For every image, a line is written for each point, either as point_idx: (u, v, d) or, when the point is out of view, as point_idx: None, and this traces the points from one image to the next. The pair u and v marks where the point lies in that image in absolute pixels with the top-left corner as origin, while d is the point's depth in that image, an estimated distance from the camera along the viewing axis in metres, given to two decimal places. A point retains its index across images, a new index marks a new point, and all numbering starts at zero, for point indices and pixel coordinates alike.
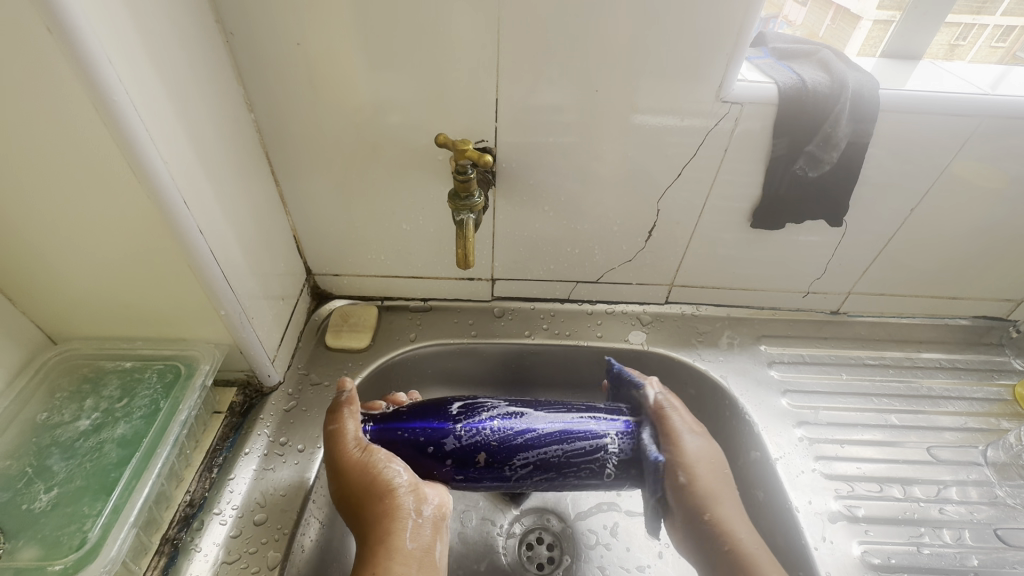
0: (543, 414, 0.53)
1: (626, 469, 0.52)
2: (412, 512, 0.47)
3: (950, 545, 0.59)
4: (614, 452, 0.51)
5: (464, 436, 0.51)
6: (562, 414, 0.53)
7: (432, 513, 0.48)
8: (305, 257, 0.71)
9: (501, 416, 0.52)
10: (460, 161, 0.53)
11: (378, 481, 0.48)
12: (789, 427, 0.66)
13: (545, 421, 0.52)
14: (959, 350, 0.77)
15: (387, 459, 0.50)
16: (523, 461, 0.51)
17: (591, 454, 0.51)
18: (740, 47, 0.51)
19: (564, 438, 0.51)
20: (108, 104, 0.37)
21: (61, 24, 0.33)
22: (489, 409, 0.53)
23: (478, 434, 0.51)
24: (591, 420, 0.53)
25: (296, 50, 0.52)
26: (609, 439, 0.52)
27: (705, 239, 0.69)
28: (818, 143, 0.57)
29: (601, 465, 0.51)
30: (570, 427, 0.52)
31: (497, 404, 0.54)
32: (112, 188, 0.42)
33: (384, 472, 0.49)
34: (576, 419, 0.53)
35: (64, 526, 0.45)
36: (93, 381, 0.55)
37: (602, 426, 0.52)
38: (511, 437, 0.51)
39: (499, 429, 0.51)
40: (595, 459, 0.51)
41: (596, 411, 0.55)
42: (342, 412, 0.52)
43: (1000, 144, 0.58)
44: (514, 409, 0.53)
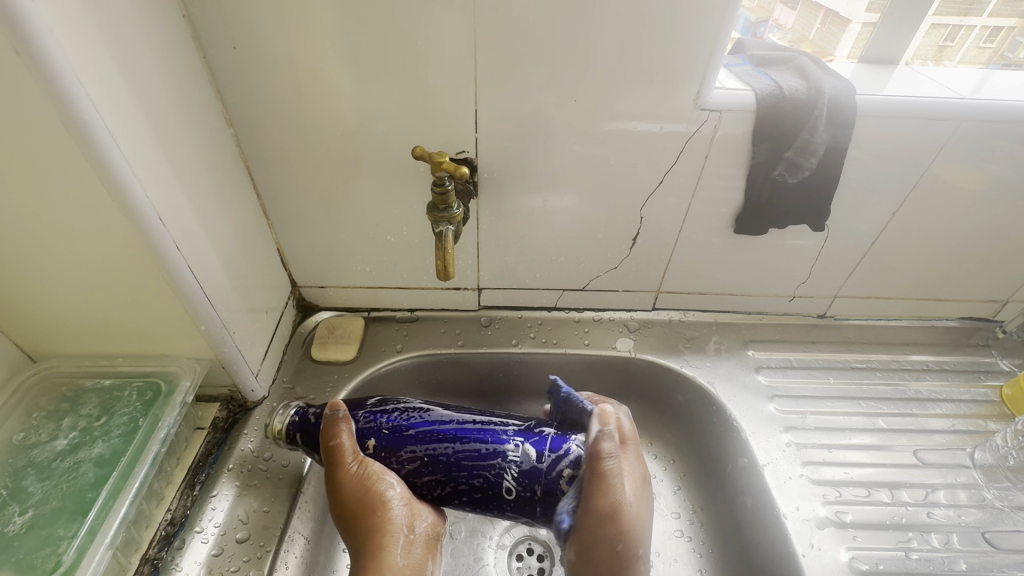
0: (463, 416, 0.53)
1: (520, 482, 0.49)
2: (403, 528, 0.47)
3: (938, 549, 0.59)
4: (510, 460, 0.49)
5: (362, 420, 0.52)
6: (465, 416, 0.52)
7: (422, 530, 0.48)
8: (289, 271, 0.71)
9: (405, 410, 0.53)
10: (437, 173, 0.53)
11: (372, 495, 0.48)
12: (777, 432, 0.66)
13: (444, 418, 0.52)
14: (947, 352, 0.77)
15: (382, 473, 0.49)
16: (411, 454, 0.50)
17: (483, 459, 0.49)
18: (717, 54, 0.52)
19: (457, 438, 0.50)
20: (78, 122, 0.37)
21: (28, 45, 0.33)
22: (396, 402, 0.54)
23: (373, 422, 0.52)
24: (493, 427, 0.51)
25: (275, 64, 0.52)
26: (508, 447, 0.49)
27: (691, 245, 0.69)
28: (796, 150, 0.57)
29: (494, 475, 0.49)
30: (466, 429, 0.51)
31: (406, 399, 0.55)
32: (84, 206, 0.42)
33: (378, 485, 0.48)
34: (480, 422, 0.52)
35: (39, 549, 0.44)
36: (72, 400, 0.54)
37: (504, 433, 0.51)
38: (404, 427, 0.51)
39: (395, 419, 0.52)
40: (489, 467, 0.49)
41: (508, 419, 0.53)
42: (339, 425, 0.51)
43: (980, 146, 0.58)
44: (422, 403, 0.54)
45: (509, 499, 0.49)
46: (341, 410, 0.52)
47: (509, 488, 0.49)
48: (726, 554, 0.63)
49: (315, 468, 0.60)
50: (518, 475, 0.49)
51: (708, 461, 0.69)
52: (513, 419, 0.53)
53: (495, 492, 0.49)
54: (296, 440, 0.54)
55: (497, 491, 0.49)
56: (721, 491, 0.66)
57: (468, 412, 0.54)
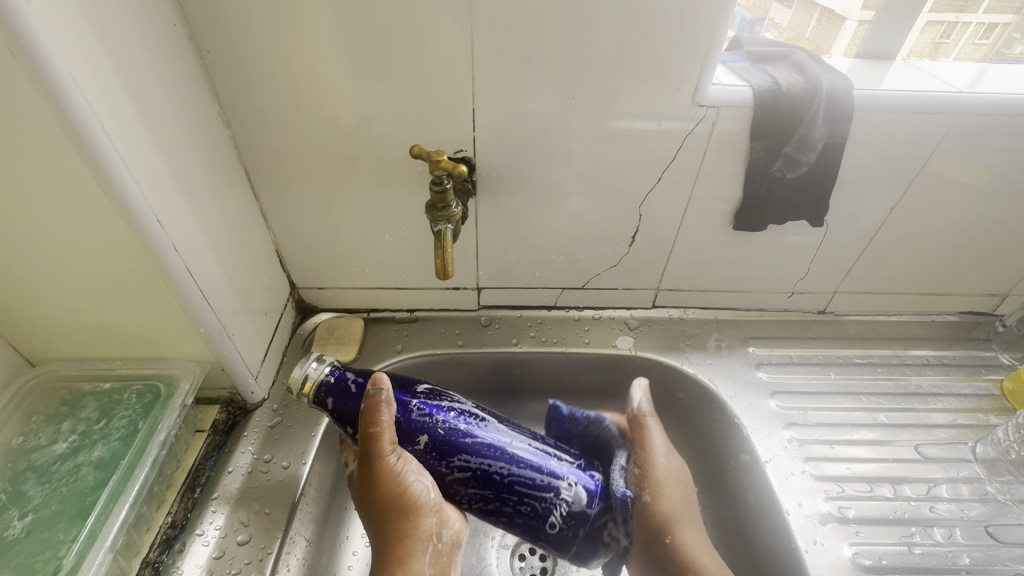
0: (523, 436, 0.53)
1: (566, 522, 0.50)
2: (434, 535, 0.47)
3: (941, 544, 0.58)
4: (563, 498, 0.50)
5: (416, 414, 0.51)
6: (523, 437, 0.52)
7: (450, 537, 0.48)
8: (288, 272, 0.70)
9: (463, 414, 0.52)
10: (435, 171, 0.53)
11: (407, 497, 0.46)
12: (778, 428, 0.66)
13: (504, 436, 0.51)
14: (947, 347, 0.77)
15: (417, 472, 0.48)
16: (463, 465, 0.49)
17: (539, 490, 0.49)
18: (713, 51, 0.52)
19: (514, 461, 0.50)
20: (74, 124, 0.37)
21: (24, 49, 0.33)
22: (452, 401, 0.53)
23: (429, 418, 0.50)
24: (551, 457, 0.52)
25: (271, 65, 0.52)
26: (563, 484, 0.50)
27: (690, 242, 0.69)
28: (795, 145, 0.57)
29: (545, 508, 0.49)
30: (527, 454, 0.51)
31: (462, 401, 0.53)
32: (81, 208, 0.42)
33: (413, 487, 0.47)
34: (536, 447, 0.52)
35: (38, 553, 0.44)
36: (71, 404, 0.54)
37: (561, 468, 0.51)
38: (462, 430, 0.50)
39: (452, 421, 0.51)
40: (539, 498, 0.50)
41: (560, 451, 0.54)
42: (379, 410, 0.47)
43: (978, 140, 0.58)
44: (478, 411, 0.53)
45: (549, 532, 0.50)
46: (383, 397, 0.47)
47: (553, 522, 0.50)
48: (729, 550, 0.63)
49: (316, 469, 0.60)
50: (567, 514, 0.50)
51: (710, 458, 0.69)
52: (567, 452, 0.54)
53: (540, 520, 0.50)
54: (325, 402, 0.52)
55: (540, 520, 0.50)
56: (724, 488, 0.66)
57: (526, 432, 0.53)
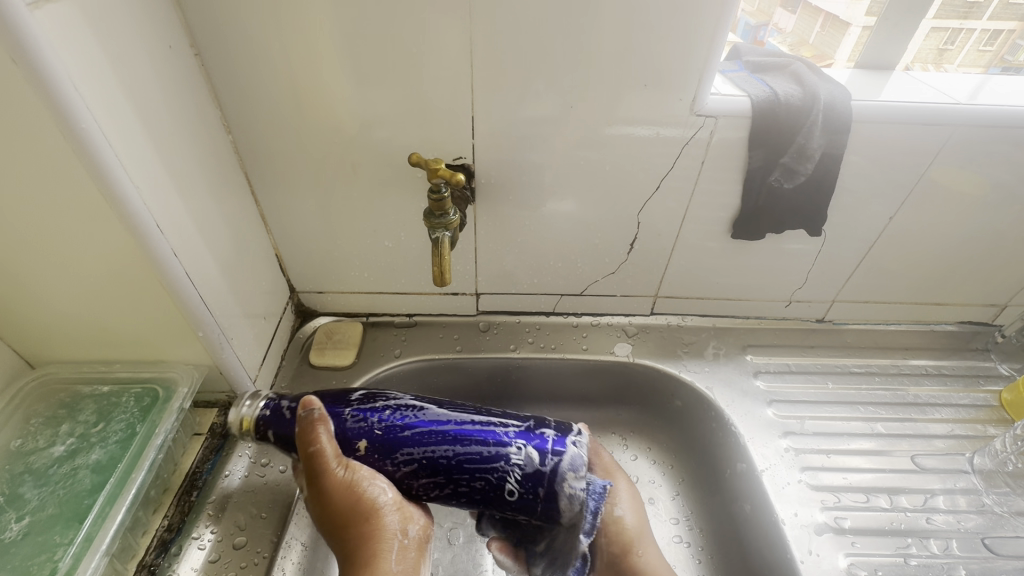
0: (465, 412, 0.51)
1: (523, 486, 0.48)
2: (398, 532, 0.45)
3: (937, 556, 0.58)
4: (513, 464, 0.48)
5: (351, 421, 0.50)
6: (464, 415, 0.51)
7: (415, 533, 0.47)
8: (288, 276, 0.71)
9: (399, 408, 0.51)
10: (433, 179, 0.53)
11: (364, 502, 0.45)
12: (775, 437, 0.66)
13: (441, 418, 0.50)
14: (946, 357, 0.77)
15: (369, 476, 0.47)
16: (407, 456, 0.49)
17: (487, 462, 0.48)
18: (712, 61, 0.52)
19: (457, 440, 0.49)
20: (75, 131, 0.37)
21: (25, 56, 0.33)
22: (387, 398, 0.52)
23: (365, 421, 0.50)
24: (495, 426, 0.50)
25: (271, 72, 0.52)
26: (512, 449, 0.48)
27: (688, 250, 0.69)
28: (792, 155, 0.57)
29: (497, 478, 0.48)
30: (467, 429, 0.49)
31: (397, 397, 0.53)
32: (81, 213, 0.42)
33: (369, 491, 0.46)
34: (480, 422, 0.50)
35: (35, 555, 0.45)
36: (69, 406, 0.55)
37: (507, 434, 0.49)
38: (393, 424, 0.50)
39: (388, 418, 0.50)
40: (491, 470, 0.48)
41: (508, 419, 0.52)
42: (316, 429, 0.46)
43: (976, 152, 0.58)
44: (415, 402, 0.52)
45: (510, 500, 0.48)
46: (315, 412, 0.47)
47: (512, 490, 0.48)
48: (724, 560, 0.63)
49: None
50: (522, 479, 0.48)
51: (706, 466, 0.69)
52: (515, 418, 0.51)
53: (497, 492, 0.48)
54: (266, 434, 0.51)
55: (497, 492, 0.48)
56: (719, 496, 0.66)
57: (468, 412, 0.51)
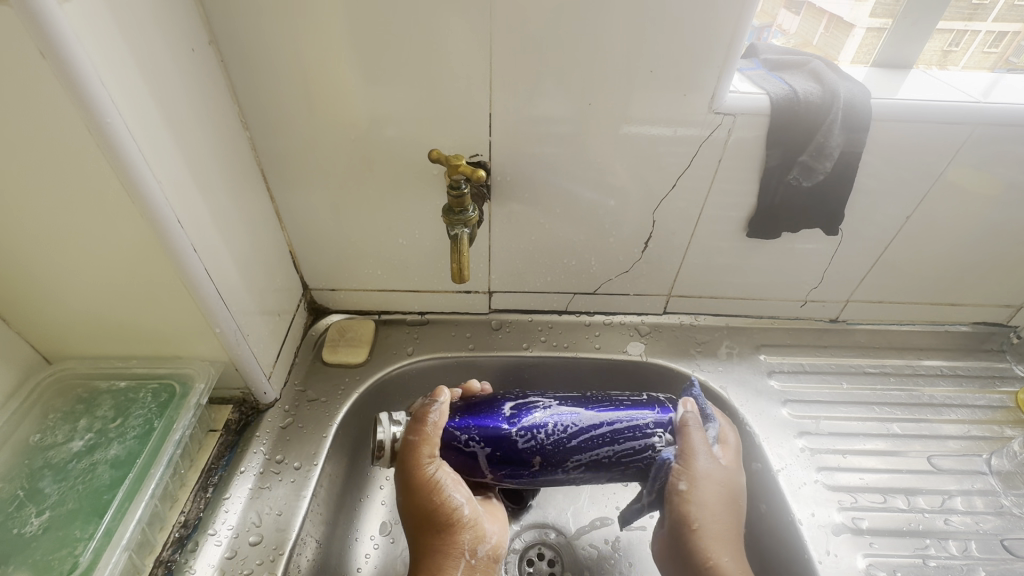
0: (607, 410, 0.54)
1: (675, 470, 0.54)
2: (468, 550, 0.47)
3: (956, 557, 0.58)
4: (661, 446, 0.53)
5: (520, 440, 0.51)
6: (608, 413, 0.54)
7: (484, 553, 0.48)
8: (301, 273, 0.71)
9: (551, 417, 0.53)
10: (453, 176, 0.54)
11: (445, 510, 0.48)
12: (790, 437, 0.66)
13: (591, 420, 0.53)
14: (961, 357, 0.76)
15: (455, 483, 0.49)
16: (576, 462, 0.52)
17: (638, 452, 0.53)
18: (731, 59, 0.52)
19: (614, 439, 0.52)
20: (101, 126, 0.37)
21: (54, 49, 0.33)
22: (539, 408, 0.54)
23: (533, 437, 0.52)
24: (637, 418, 0.53)
25: (291, 67, 0.52)
26: (657, 438, 0.53)
27: (702, 249, 0.68)
28: (811, 153, 0.57)
29: (649, 466, 0.53)
30: (620, 425, 0.53)
31: (543, 404, 0.54)
32: (103, 208, 0.42)
33: (451, 499, 0.48)
34: (622, 417, 0.53)
35: (56, 550, 0.45)
36: (87, 402, 0.55)
37: (649, 425, 0.53)
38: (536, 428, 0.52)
39: (552, 431, 0.52)
40: (641, 458, 0.53)
41: (639, 407, 0.55)
42: (423, 423, 0.51)
43: (994, 151, 0.58)
44: (560, 408, 0.54)
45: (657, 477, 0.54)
46: (434, 407, 0.52)
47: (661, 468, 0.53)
48: None
49: (327, 470, 0.61)
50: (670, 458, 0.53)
51: None
52: (646, 407, 0.55)
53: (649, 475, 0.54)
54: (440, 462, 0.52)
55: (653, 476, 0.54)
56: None
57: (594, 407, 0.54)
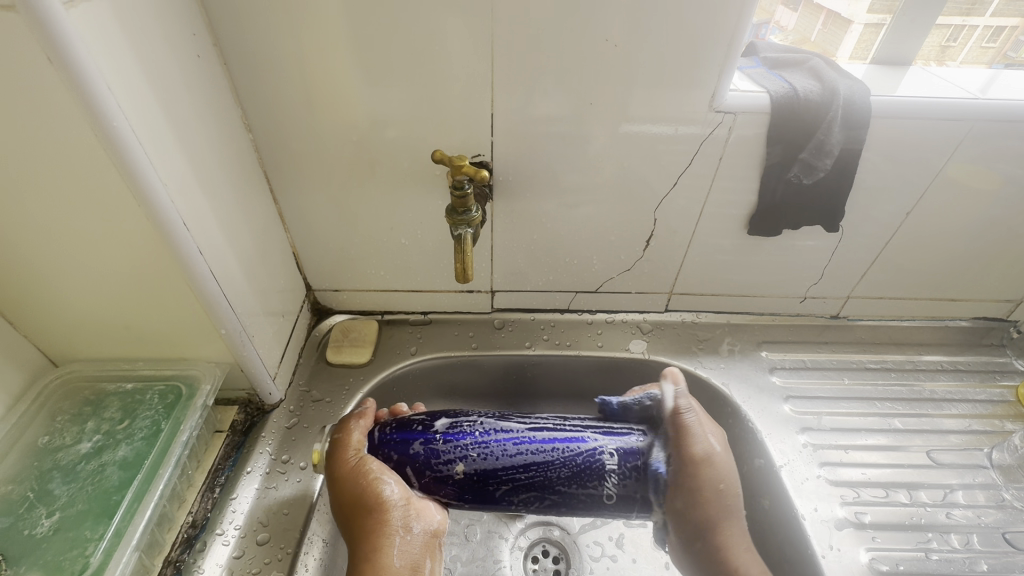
0: (559, 435, 0.52)
1: (622, 489, 0.51)
2: (401, 528, 0.49)
3: (958, 550, 0.58)
4: (610, 470, 0.51)
5: (441, 444, 0.52)
6: (550, 429, 0.53)
7: (421, 529, 0.50)
8: (305, 274, 0.71)
9: (479, 423, 0.53)
10: (456, 177, 0.54)
11: (371, 494, 0.49)
12: (792, 433, 0.66)
13: (518, 429, 0.53)
14: (961, 352, 0.77)
15: (381, 471, 0.51)
16: (506, 480, 0.51)
17: (586, 468, 0.51)
18: (732, 57, 0.52)
19: (551, 455, 0.51)
20: (108, 129, 0.38)
21: (61, 53, 0.34)
22: (472, 422, 0.53)
23: (455, 445, 0.51)
24: (587, 435, 0.53)
25: (293, 70, 0.52)
26: (544, 451, 0.51)
27: (704, 246, 0.69)
28: (811, 150, 0.57)
29: (597, 478, 0.51)
30: (559, 439, 0.52)
31: (478, 417, 0.54)
32: (111, 211, 0.42)
33: (378, 484, 0.50)
34: (571, 432, 0.53)
35: (66, 551, 0.45)
36: (94, 404, 0.55)
37: (552, 442, 0.52)
38: (490, 446, 0.51)
39: (478, 438, 0.52)
40: (555, 469, 0.51)
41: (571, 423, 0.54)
42: (350, 422, 0.55)
43: (995, 146, 0.58)
44: (493, 421, 0.54)
45: (609, 504, 0.51)
46: (364, 410, 0.56)
47: (610, 494, 0.51)
48: None
49: None
50: (620, 484, 0.51)
51: None
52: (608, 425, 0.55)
53: (596, 496, 0.51)
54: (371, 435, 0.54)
55: (597, 499, 0.51)
56: None
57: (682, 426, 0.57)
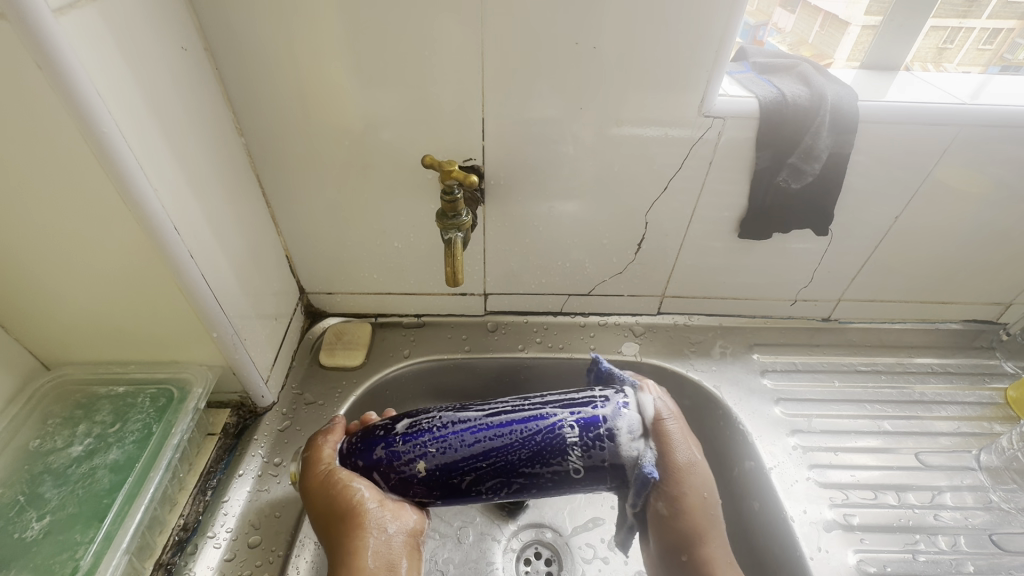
0: (514, 419, 0.52)
1: (586, 463, 0.51)
2: (376, 530, 0.49)
3: (946, 552, 0.59)
4: (571, 443, 0.50)
5: (400, 444, 0.52)
6: (509, 412, 0.53)
7: (397, 529, 0.50)
8: (298, 277, 0.71)
9: (435, 418, 0.53)
10: (446, 181, 0.54)
11: (344, 498, 0.50)
12: (783, 435, 0.67)
13: (476, 417, 0.52)
14: (952, 355, 0.77)
15: (351, 477, 0.52)
16: (470, 472, 0.51)
17: (548, 447, 0.50)
18: (721, 62, 0.53)
19: (512, 438, 0.51)
20: (98, 135, 0.38)
21: (51, 60, 0.34)
22: (429, 419, 0.53)
23: (415, 443, 0.51)
24: (544, 410, 0.52)
25: (285, 75, 0.53)
26: (505, 435, 0.51)
27: (695, 249, 0.69)
28: (799, 155, 0.58)
29: (560, 453, 0.50)
30: (516, 418, 0.52)
31: (437, 412, 0.54)
32: (101, 216, 0.43)
33: (349, 490, 0.51)
34: (524, 411, 0.53)
35: (56, 554, 0.45)
36: (86, 407, 0.55)
37: (508, 424, 0.51)
38: (449, 438, 0.51)
39: (435, 434, 0.51)
40: (517, 453, 0.50)
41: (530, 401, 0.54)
42: (320, 437, 0.56)
43: (983, 150, 0.59)
44: (448, 413, 0.53)
45: (578, 477, 0.51)
46: (334, 423, 0.57)
47: (577, 468, 0.51)
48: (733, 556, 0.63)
49: None
50: (585, 456, 0.51)
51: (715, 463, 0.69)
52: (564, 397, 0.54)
53: (564, 472, 0.51)
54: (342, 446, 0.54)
55: (565, 476, 0.51)
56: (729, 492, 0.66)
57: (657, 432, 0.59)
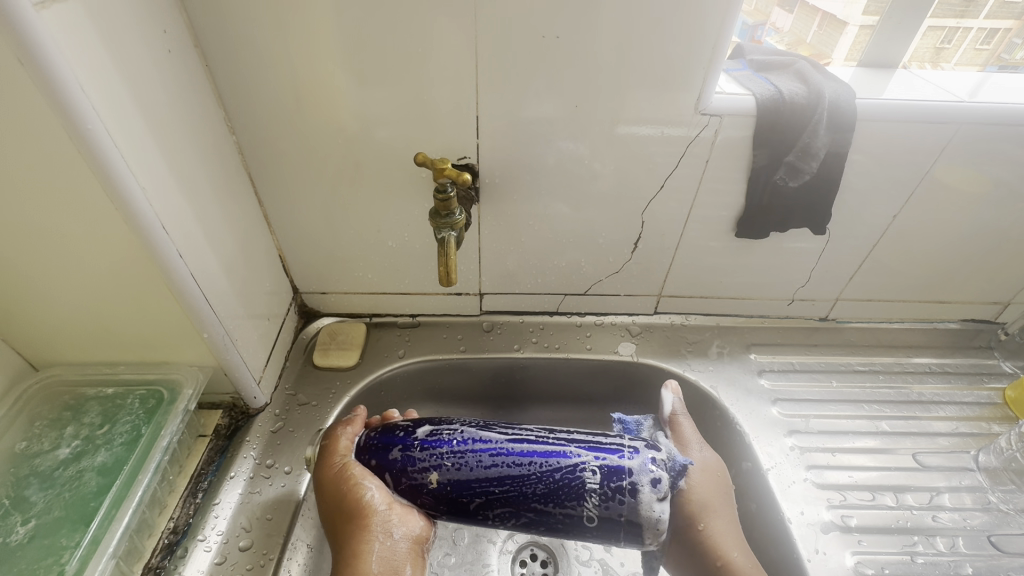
0: (539, 447, 0.51)
1: (603, 513, 0.49)
2: (381, 533, 0.49)
3: (944, 553, 0.58)
4: (591, 490, 0.48)
5: (418, 451, 0.51)
6: (534, 438, 0.52)
7: (402, 535, 0.50)
8: (291, 277, 0.71)
9: (460, 429, 0.53)
10: (439, 179, 0.53)
11: (355, 498, 0.50)
12: (780, 436, 0.66)
13: (500, 437, 0.51)
14: (950, 354, 0.77)
15: (363, 476, 0.51)
16: (480, 491, 0.50)
17: (565, 483, 0.49)
18: (718, 59, 0.52)
19: (530, 467, 0.49)
20: (82, 132, 0.37)
21: (32, 56, 0.33)
22: (452, 429, 0.52)
23: (433, 454, 0.51)
24: (569, 447, 0.51)
25: (276, 72, 0.52)
26: (524, 463, 0.49)
27: (692, 249, 0.69)
28: (797, 153, 0.57)
29: (576, 495, 0.49)
30: (540, 448, 0.51)
31: (462, 424, 0.53)
32: (87, 215, 0.42)
33: (360, 490, 0.50)
34: (550, 442, 0.51)
35: (41, 559, 0.45)
36: (74, 409, 0.54)
37: (530, 449, 0.50)
38: (467, 456, 0.50)
39: (455, 446, 0.51)
40: (532, 484, 0.49)
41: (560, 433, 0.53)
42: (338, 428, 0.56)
43: (982, 149, 0.58)
44: (475, 428, 0.53)
45: (591, 526, 0.49)
46: (352, 417, 0.57)
47: (591, 516, 0.49)
48: None
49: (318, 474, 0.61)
50: (602, 506, 0.48)
51: None
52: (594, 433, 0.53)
53: (577, 517, 0.49)
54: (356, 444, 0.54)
55: (577, 518, 0.49)
56: None
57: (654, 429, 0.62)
